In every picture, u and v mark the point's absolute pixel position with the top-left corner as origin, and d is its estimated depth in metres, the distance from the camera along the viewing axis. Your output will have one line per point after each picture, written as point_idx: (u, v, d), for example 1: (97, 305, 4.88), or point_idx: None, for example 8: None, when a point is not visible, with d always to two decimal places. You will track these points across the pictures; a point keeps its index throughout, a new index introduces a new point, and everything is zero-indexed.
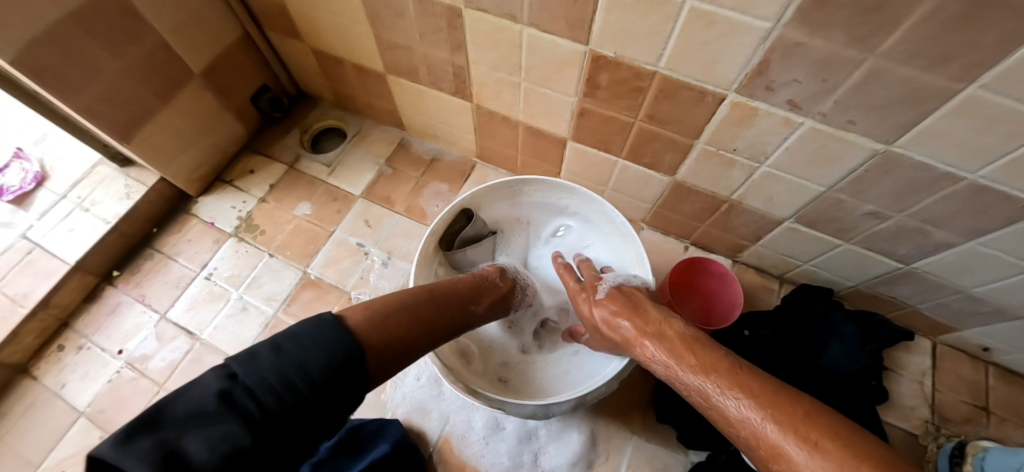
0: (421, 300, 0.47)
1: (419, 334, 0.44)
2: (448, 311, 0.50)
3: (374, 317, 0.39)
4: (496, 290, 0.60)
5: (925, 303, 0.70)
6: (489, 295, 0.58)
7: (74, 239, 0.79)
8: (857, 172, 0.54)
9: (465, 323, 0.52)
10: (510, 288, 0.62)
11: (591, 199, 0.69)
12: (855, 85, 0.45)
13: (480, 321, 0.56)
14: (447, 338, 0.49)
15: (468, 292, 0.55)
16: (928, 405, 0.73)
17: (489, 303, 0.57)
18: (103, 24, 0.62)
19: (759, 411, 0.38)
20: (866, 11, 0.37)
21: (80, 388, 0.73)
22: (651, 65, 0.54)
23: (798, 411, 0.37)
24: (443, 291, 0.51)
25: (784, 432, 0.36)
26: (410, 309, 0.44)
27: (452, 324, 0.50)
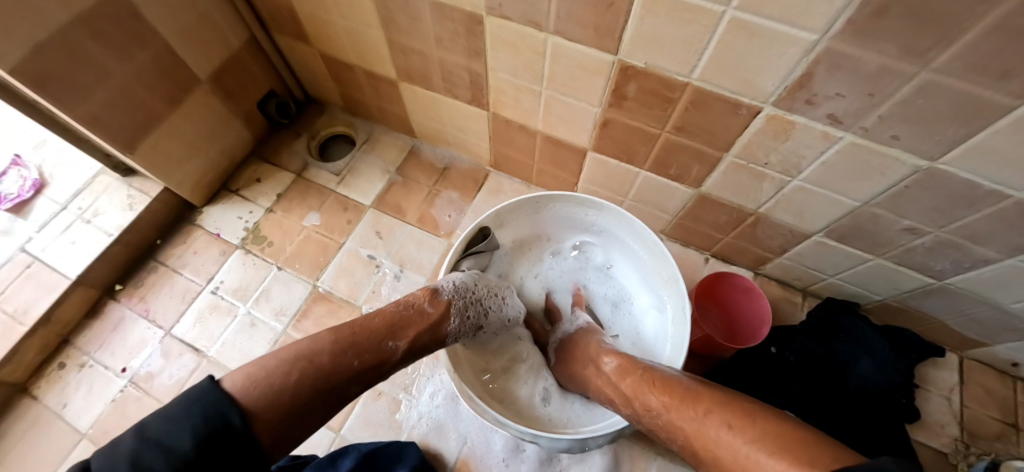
0: (320, 350, 0.42)
1: (316, 393, 0.40)
2: (356, 356, 0.44)
3: (250, 384, 0.37)
4: (423, 319, 0.52)
5: (956, 318, 0.68)
6: (412, 324, 0.50)
7: (76, 252, 0.76)
8: (897, 187, 0.52)
9: (382, 364, 0.46)
10: (444, 311, 0.54)
11: (621, 216, 0.66)
12: (903, 100, 0.43)
13: (410, 355, 0.50)
14: (363, 383, 0.45)
15: (385, 326, 0.48)
16: (957, 422, 0.71)
17: (414, 335, 0.50)
18: (105, 30, 0.60)
19: (681, 412, 0.41)
20: (925, 26, 0.35)
21: (82, 408, 0.71)
22: (683, 76, 0.51)
23: (708, 404, 0.40)
24: (351, 332, 0.45)
25: (701, 427, 0.39)
26: (297, 367, 0.40)
27: (363, 370, 0.44)
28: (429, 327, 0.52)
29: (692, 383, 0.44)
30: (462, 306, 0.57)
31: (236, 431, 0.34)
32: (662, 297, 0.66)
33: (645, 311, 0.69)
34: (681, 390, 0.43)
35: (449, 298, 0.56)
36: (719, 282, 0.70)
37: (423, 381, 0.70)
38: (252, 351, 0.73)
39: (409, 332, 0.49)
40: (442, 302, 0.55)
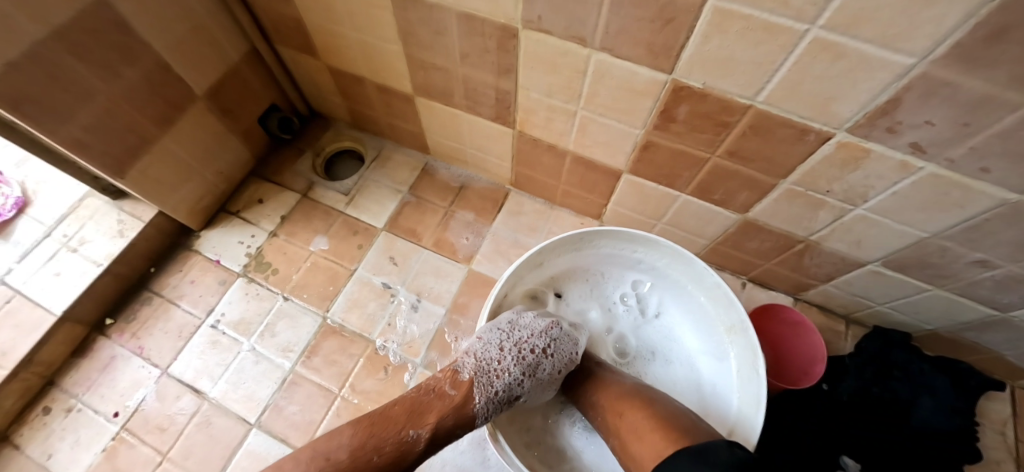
0: (340, 444, 0.39)
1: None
2: (375, 451, 0.39)
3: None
4: (444, 402, 0.43)
5: (1015, 350, 0.64)
6: (433, 408, 0.43)
7: (61, 284, 0.69)
8: (975, 220, 0.48)
9: (404, 459, 0.40)
10: (468, 389, 0.45)
11: (679, 255, 0.58)
12: (1004, 131, 0.38)
13: (441, 441, 0.43)
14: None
15: (403, 413, 0.42)
16: (1014, 459, 0.67)
17: (437, 420, 0.42)
18: (90, 45, 0.53)
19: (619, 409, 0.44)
20: None
21: (69, 460, 0.64)
22: (745, 98, 0.46)
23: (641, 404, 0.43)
24: (372, 421, 0.41)
25: (631, 421, 0.42)
26: (313, 468, 0.37)
27: (385, 466, 0.39)
28: (455, 409, 0.43)
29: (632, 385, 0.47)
30: (489, 380, 0.45)
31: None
32: (725, 349, 0.58)
33: (703, 365, 0.60)
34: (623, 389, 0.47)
35: (472, 372, 0.46)
36: (767, 315, 0.67)
37: None
38: (256, 393, 0.67)
39: (431, 417, 0.42)
40: (466, 378, 0.45)
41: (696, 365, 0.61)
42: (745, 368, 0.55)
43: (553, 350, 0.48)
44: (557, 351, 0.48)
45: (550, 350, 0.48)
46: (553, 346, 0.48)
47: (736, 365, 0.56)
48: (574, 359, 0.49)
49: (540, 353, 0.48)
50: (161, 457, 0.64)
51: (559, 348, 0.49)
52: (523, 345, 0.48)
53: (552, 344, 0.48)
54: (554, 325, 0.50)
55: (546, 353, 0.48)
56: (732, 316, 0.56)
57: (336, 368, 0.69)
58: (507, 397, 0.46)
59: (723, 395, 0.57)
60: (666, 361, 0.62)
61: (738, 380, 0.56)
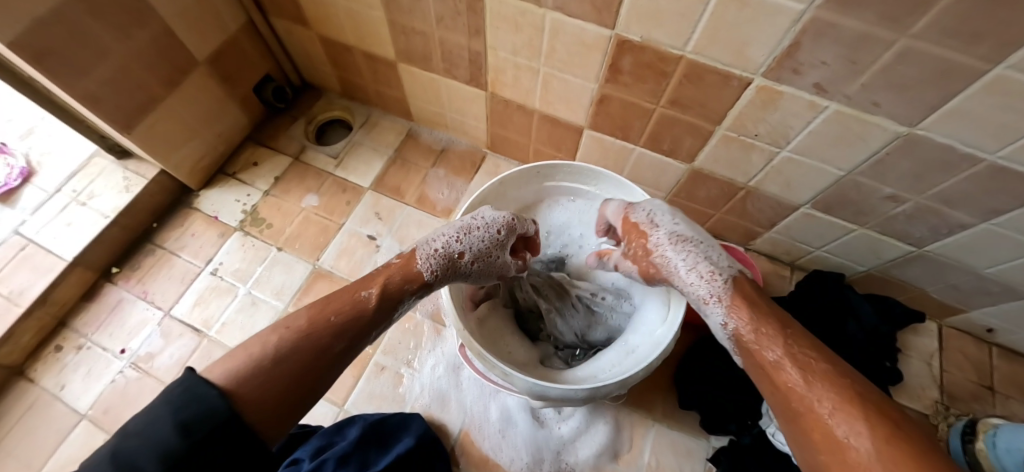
0: (298, 315, 0.41)
1: (302, 355, 0.38)
2: (332, 313, 0.42)
3: (232, 362, 0.36)
4: (388, 270, 0.48)
5: (934, 285, 0.71)
6: (380, 275, 0.47)
7: (72, 234, 0.76)
8: (879, 155, 0.55)
9: (362, 317, 0.43)
10: (410, 258, 0.49)
11: (622, 184, 0.60)
12: (884, 66, 0.45)
13: (396, 302, 0.46)
14: (354, 340, 0.42)
15: (354, 284, 0.46)
16: (937, 385, 0.75)
17: (385, 281, 0.46)
18: (104, 8, 0.59)
19: (851, 426, 0.32)
20: None
21: (81, 389, 0.70)
22: (677, 49, 0.53)
23: (894, 433, 0.30)
24: (324, 299, 0.44)
25: (875, 451, 0.30)
26: (274, 336, 0.39)
27: (345, 325, 0.42)
28: (400, 271, 0.48)
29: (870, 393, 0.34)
30: (429, 243, 0.50)
31: (221, 411, 0.31)
32: None
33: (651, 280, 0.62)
34: (856, 395, 0.33)
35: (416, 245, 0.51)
36: None
37: (425, 355, 0.72)
38: (253, 330, 0.74)
39: (379, 281, 0.46)
40: (409, 250, 0.51)
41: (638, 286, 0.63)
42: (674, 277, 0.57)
43: (483, 217, 0.54)
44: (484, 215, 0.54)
45: (480, 216, 0.54)
46: (479, 215, 0.54)
47: None
48: (508, 223, 0.54)
49: (469, 219, 0.53)
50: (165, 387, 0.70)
51: (487, 215, 0.54)
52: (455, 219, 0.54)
53: (479, 213, 0.54)
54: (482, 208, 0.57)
55: (474, 217, 0.54)
56: None
57: None
58: (452, 255, 0.50)
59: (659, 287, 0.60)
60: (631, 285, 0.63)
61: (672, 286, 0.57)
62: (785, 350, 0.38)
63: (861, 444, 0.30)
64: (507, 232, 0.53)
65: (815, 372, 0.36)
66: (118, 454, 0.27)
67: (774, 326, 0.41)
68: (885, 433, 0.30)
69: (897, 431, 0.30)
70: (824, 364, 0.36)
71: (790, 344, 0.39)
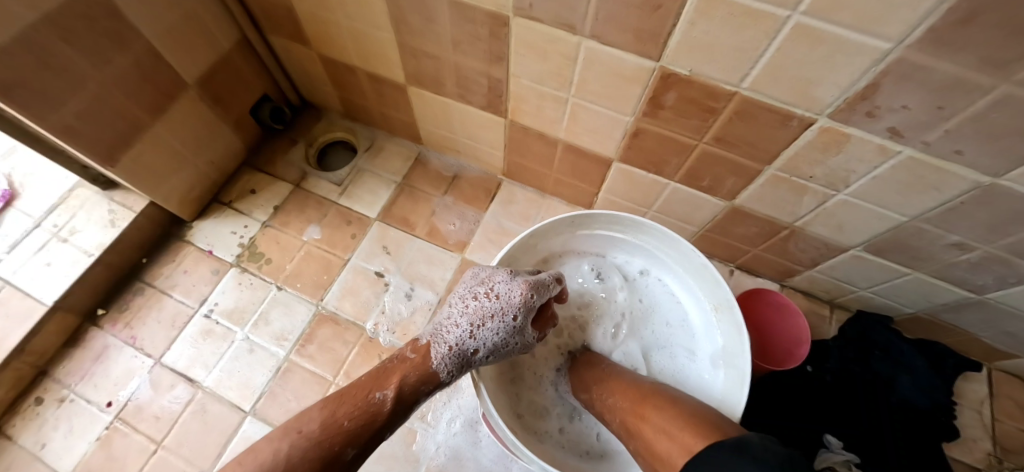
0: (310, 416, 0.37)
1: (308, 468, 0.34)
2: (344, 416, 0.37)
3: None
4: (404, 365, 0.42)
5: (989, 332, 0.66)
6: (396, 371, 0.41)
7: (52, 275, 0.69)
8: (951, 203, 0.49)
9: (374, 425, 0.38)
10: (427, 351, 0.43)
11: (669, 238, 0.55)
12: (977, 113, 0.38)
13: (410, 405, 0.41)
14: (363, 450, 0.37)
15: (370, 379, 0.41)
16: (989, 436, 0.70)
17: (401, 380, 0.40)
18: (79, 31, 0.53)
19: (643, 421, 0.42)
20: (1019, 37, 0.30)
21: (63, 449, 0.64)
22: (731, 84, 0.47)
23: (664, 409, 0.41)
24: (339, 392, 0.39)
25: (654, 427, 0.40)
26: (285, 442, 0.35)
27: (358, 431, 0.37)
28: (417, 368, 0.42)
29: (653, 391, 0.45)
30: (442, 337, 0.43)
31: None
32: (712, 325, 0.57)
33: (703, 340, 0.58)
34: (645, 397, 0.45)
35: (429, 335, 0.44)
36: (752, 300, 0.69)
37: (439, 407, 0.66)
38: (251, 380, 0.68)
39: (394, 378, 0.40)
40: (424, 342, 0.44)
41: (690, 347, 0.59)
42: (728, 347, 0.53)
43: (497, 292, 0.44)
44: (502, 291, 0.44)
45: (494, 291, 0.45)
46: (495, 288, 0.45)
47: (722, 338, 0.55)
48: (526, 302, 0.44)
49: (483, 298, 0.44)
50: (156, 445, 0.64)
51: (502, 287, 0.45)
52: (468, 296, 0.45)
53: (492, 287, 0.45)
54: (498, 270, 0.47)
55: (489, 296, 0.44)
56: (717, 295, 0.54)
57: (330, 355, 0.69)
58: (465, 352, 0.43)
59: (711, 349, 0.57)
60: (676, 349, 0.60)
61: (725, 355, 0.54)
62: (606, 389, 0.49)
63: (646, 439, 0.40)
64: (525, 314, 0.44)
65: (609, 406, 0.48)
66: None
67: (598, 376, 0.52)
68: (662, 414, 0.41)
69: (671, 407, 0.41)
70: (613, 394, 0.48)
71: (598, 389, 0.51)
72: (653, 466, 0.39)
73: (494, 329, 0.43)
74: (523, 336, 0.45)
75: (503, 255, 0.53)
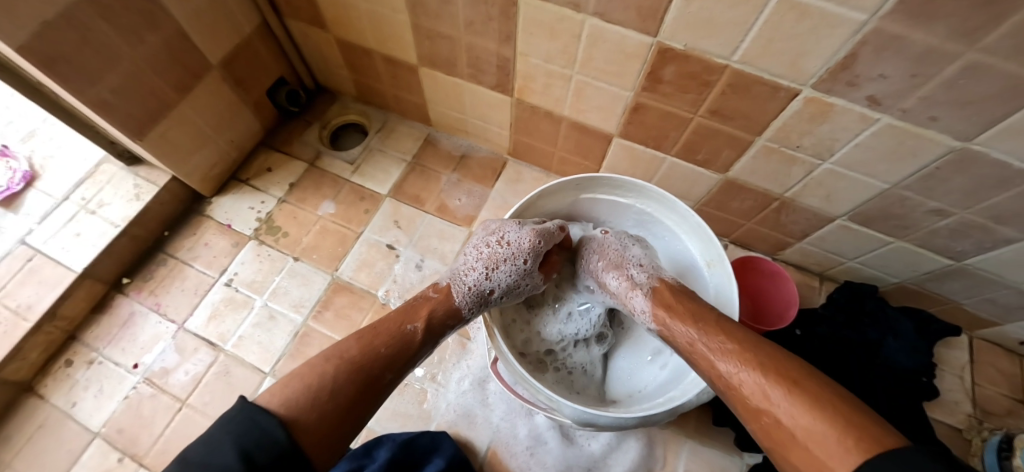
0: (347, 345, 0.40)
1: (353, 387, 0.38)
2: (381, 344, 0.41)
3: (285, 393, 0.35)
4: (429, 304, 0.47)
5: (970, 299, 0.70)
6: (423, 307, 0.46)
7: (80, 245, 0.73)
8: (928, 168, 0.52)
9: (409, 349, 0.43)
10: (447, 291, 0.48)
11: (665, 199, 0.59)
12: (947, 80, 0.41)
13: (437, 336, 0.46)
14: (400, 371, 0.42)
15: (398, 314, 0.45)
16: (969, 399, 0.74)
17: (429, 314, 0.45)
18: (117, 10, 0.56)
19: (776, 398, 0.37)
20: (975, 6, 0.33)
21: (93, 407, 0.68)
22: (724, 58, 0.51)
23: (815, 399, 0.35)
24: (370, 327, 0.43)
25: (796, 414, 0.35)
26: (328, 366, 0.38)
27: (394, 357, 0.41)
28: (442, 304, 0.47)
29: (788, 365, 0.40)
30: (462, 279, 0.49)
31: (283, 442, 0.31)
32: (702, 281, 0.61)
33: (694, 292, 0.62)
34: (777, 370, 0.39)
35: (449, 278, 0.50)
36: (747, 266, 0.74)
37: (449, 369, 0.69)
38: (272, 344, 0.71)
39: (423, 312, 0.45)
40: (444, 283, 0.49)
41: None
42: (719, 297, 0.58)
43: (509, 239, 0.50)
44: (512, 239, 0.50)
45: (506, 238, 0.50)
46: (506, 237, 0.50)
47: (712, 291, 0.59)
48: (534, 247, 0.49)
49: (495, 245, 0.50)
50: (182, 404, 0.68)
51: (513, 236, 0.50)
52: (483, 245, 0.51)
53: (504, 235, 0.50)
54: (508, 221, 0.52)
55: (502, 243, 0.50)
56: (710, 250, 0.58)
57: (346, 321, 0.73)
58: (483, 292, 0.49)
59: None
60: None
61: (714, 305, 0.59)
62: (711, 337, 0.45)
63: (786, 410, 0.36)
64: (534, 258, 0.50)
65: (723, 336, 0.44)
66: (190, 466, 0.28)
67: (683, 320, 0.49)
68: (810, 404, 0.35)
69: (824, 399, 0.35)
70: (732, 340, 0.44)
71: (705, 328, 0.46)
72: (773, 443, 0.37)
73: (507, 270, 0.49)
74: (534, 276, 0.52)
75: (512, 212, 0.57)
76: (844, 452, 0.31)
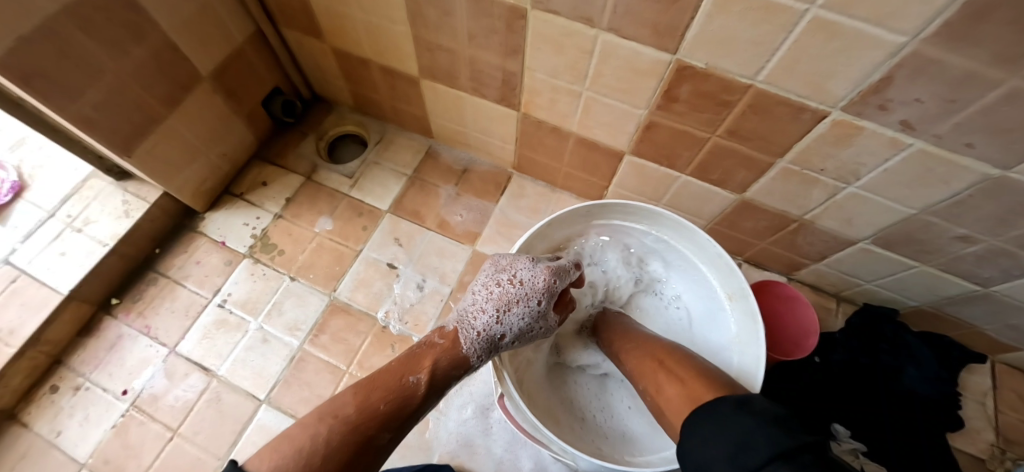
0: (343, 401, 0.37)
1: (350, 452, 0.34)
2: (380, 400, 0.38)
3: (274, 462, 0.32)
4: (433, 352, 0.44)
5: (994, 325, 0.67)
6: (426, 355, 0.43)
7: (66, 265, 0.70)
8: (960, 195, 0.49)
9: (410, 405, 0.39)
10: (455, 336, 0.45)
11: (684, 227, 0.56)
12: (989, 107, 0.38)
13: (441, 387, 0.43)
14: (398, 432, 0.39)
15: (399, 365, 0.42)
16: (992, 427, 0.71)
17: (433, 364, 0.42)
18: (98, 21, 0.53)
19: (649, 374, 0.44)
20: None
21: (79, 437, 0.65)
22: (745, 78, 0.47)
23: (671, 370, 0.42)
24: (369, 379, 0.40)
25: (659, 383, 0.42)
26: (322, 426, 0.35)
27: (394, 414, 0.38)
28: (447, 353, 0.44)
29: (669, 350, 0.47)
30: (471, 323, 0.46)
31: None
32: (724, 315, 0.58)
33: (713, 327, 0.59)
34: (655, 353, 0.47)
35: (456, 322, 0.47)
36: (763, 291, 0.71)
37: (450, 396, 0.66)
38: (266, 369, 0.68)
39: (426, 362, 0.42)
40: (451, 329, 0.46)
41: (701, 333, 0.60)
42: (744, 333, 0.54)
43: (520, 278, 0.47)
44: (526, 280, 0.47)
45: (518, 277, 0.47)
46: (518, 276, 0.47)
47: (735, 327, 0.56)
48: (549, 287, 0.47)
49: (506, 285, 0.47)
50: (172, 433, 0.65)
51: (525, 274, 0.47)
52: (492, 285, 0.48)
53: (516, 274, 0.47)
54: (520, 258, 0.49)
55: (513, 283, 0.47)
56: (733, 283, 0.55)
57: (343, 345, 0.70)
58: (493, 338, 0.46)
59: (722, 340, 0.57)
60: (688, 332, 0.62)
61: (737, 343, 0.55)
62: (619, 338, 0.54)
63: (655, 382, 0.43)
64: (548, 299, 0.47)
65: (625, 337, 0.53)
66: None
67: (609, 330, 0.57)
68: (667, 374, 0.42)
69: (680, 369, 0.42)
70: (631, 338, 0.52)
71: (616, 335, 0.55)
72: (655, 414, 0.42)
73: (520, 310, 0.46)
74: (548, 319, 0.48)
75: (523, 240, 0.54)
76: (682, 409, 0.37)
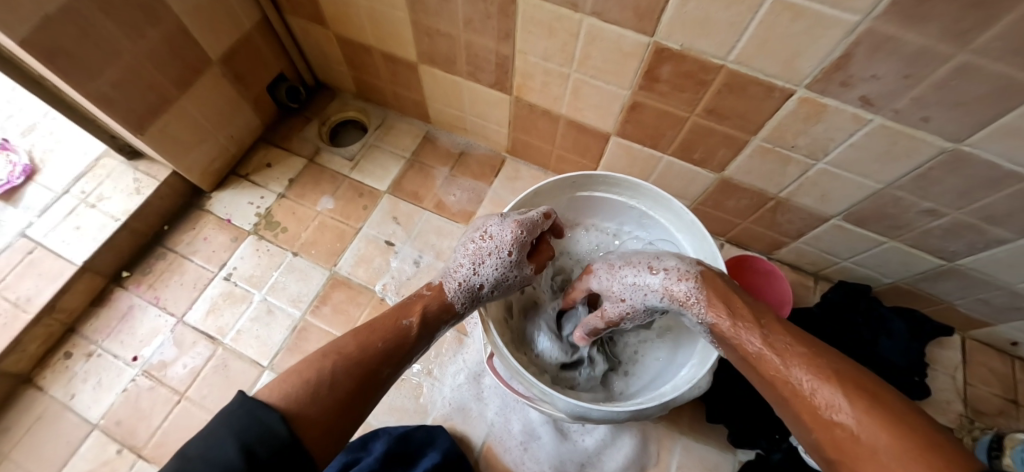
0: (343, 340, 0.41)
1: (353, 382, 0.38)
2: (378, 338, 0.42)
3: (282, 390, 0.35)
4: (423, 301, 0.48)
5: (963, 299, 0.70)
6: (417, 303, 0.47)
7: (80, 238, 0.73)
8: (921, 168, 0.53)
9: (406, 344, 0.44)
10: (440, 288, 0.50)
11: (661, 198, 0.61)
12: (938, 82, 0.42)
13: (432, 330, 0.47)
14: (396, 367, 0.43)
15: (393, 311, 0.46)
16: (961, 398, 0.74)
17: (423, 309, 0.47)
18: (116, 4, 0.56)
19: (856, 417, 0.32)
20: (965, 7, 0.34)
21: (92, 399, 0.68)
22: (719, 58, 0.51)
23: (901, 424, 0.30)
24: (367, 323, 0.44)
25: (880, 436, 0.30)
26: (326, 361, 0.38)
27: (391, 351, 0.42)
28: (435, 299, 0.48)
29: (867, 382, 0.34)
30: (453, 274, 0.50)
31: (282, 437, 0.32)
32: None
33: None
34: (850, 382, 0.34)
35: (441, 277, 0.51)
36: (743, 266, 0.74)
37: (445, 364, 0.70)
38: (269, 338, 0.72)
39: (417, 308, 0.46)
40: (438, 282, 0.51)
41: None
42: None
43: (491, 233, 0.51)
44: (495, 234, 0.50)
45: (489, 233, 0.51)
46: (489, 232, 0.51)
47: None
48: (517, 238, 0.49)
49: (479, 241, 0.51)
50: (180, 396, 0.68)
51: (495, 229, 0.51)
52: (469, 241, 0.52)
53: (487, 230, 0.51)
54: (492, 217, 0.53)
55: (484, 238, 0.50)
56: (704, 249, 0.59)
57: (344, 316, 0.74)
58: (472, 287, 0.50)
59: None
60: None
61: None
62: (774, 346, 0.39)
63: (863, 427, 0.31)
64: (518, 249, 0.49)
65: (792, 350, 0.38)
66: (190, 458, 0.29)
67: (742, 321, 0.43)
68: (893, 428, 0.30)
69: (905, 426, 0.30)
70: (802, 342, 0.39)
71: (767, 337, 0.40)
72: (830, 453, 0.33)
73: (491, 260, 0.49)
74: (521, 269, 0.51)
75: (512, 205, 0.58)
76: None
